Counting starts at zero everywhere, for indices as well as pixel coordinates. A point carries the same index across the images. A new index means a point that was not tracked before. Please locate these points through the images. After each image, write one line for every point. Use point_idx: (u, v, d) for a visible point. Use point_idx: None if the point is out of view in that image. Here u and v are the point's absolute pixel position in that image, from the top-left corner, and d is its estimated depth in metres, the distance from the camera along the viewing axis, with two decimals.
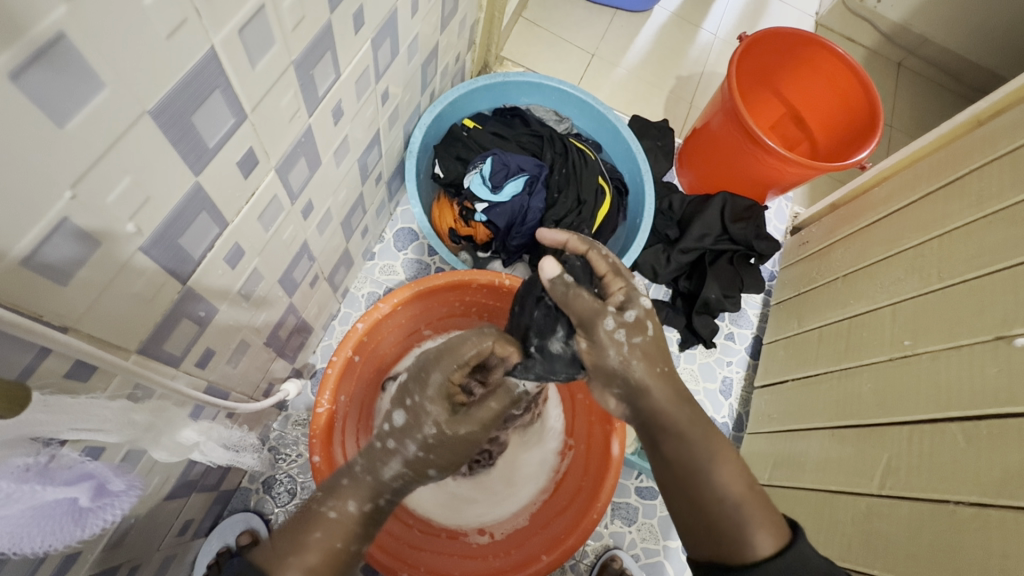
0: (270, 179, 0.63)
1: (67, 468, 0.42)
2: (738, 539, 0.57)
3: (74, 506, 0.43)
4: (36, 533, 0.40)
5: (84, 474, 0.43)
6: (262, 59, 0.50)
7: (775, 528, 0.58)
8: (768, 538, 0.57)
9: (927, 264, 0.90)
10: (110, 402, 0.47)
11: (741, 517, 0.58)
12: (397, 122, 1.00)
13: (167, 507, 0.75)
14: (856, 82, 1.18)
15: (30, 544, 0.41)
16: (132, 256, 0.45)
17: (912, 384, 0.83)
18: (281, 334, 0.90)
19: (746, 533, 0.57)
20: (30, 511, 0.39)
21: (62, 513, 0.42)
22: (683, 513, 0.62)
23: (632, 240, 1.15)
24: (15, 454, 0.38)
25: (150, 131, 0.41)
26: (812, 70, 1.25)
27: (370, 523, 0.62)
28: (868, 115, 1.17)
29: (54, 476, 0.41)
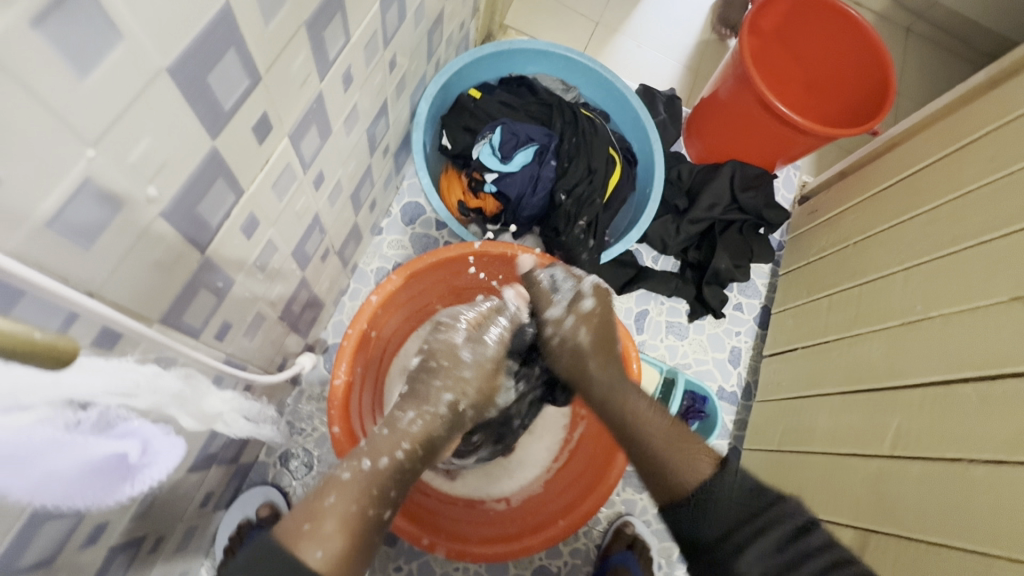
0: (283, 147, 0.61)
1: (113, 425, 0.42)
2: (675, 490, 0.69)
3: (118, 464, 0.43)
4: (88, 489, 0.41)
5: (129, 431, 0.44)
6: (275, 18, 0.48)
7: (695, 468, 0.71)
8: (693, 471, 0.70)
9: (941, 229, 0.90)
10: (139, 366, 0.47)
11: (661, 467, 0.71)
12: (404, 91, 0.98)
13: (190, 479, 0.76)
14: (832, 18, 1.19)
15: (82, 499, 0.42)
16: (152, 221, 0.45)
17: (926, 347, 0.84)
18: (294, 309, 0.90)
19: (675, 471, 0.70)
20: (81, 468, 0.40)
21: (112, 470, 0.43)
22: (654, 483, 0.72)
23: (642, 212, 1.14)
24: (61, 412, 0.37)
25: (167, 90, 0.40)
26: (787, 38, 1.26)
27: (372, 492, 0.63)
28: (862, 35, 1.16)
29: (100, 431, 0.41)
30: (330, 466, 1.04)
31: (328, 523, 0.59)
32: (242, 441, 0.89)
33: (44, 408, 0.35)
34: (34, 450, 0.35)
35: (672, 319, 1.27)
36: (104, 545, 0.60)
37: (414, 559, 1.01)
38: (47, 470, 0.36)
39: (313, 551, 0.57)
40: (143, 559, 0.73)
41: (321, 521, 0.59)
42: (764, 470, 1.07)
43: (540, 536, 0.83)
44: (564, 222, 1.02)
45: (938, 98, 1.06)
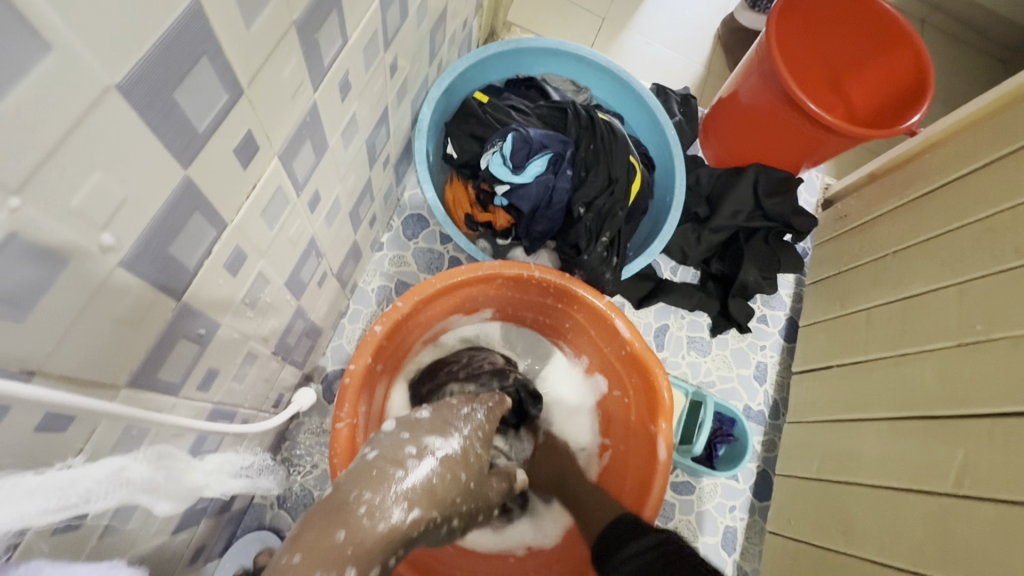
0: (272, 169, 0.53)
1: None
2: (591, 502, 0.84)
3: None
4: None
5: None
6: (259, 18, 0.40)
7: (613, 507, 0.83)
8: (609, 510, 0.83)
9: (999, 240, 0.82)
10: (87, 470, 0.39)
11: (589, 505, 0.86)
12: (405, 97, 0.89)
13: (175, 541, 0.68)
14: (830, 4, 1.12)
15: None
16: (111, 273, 0.36)
17: (990, 372, 0.76)
18: (289, 341, 0.81)
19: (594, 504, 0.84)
20: None
21: None
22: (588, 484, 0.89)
23: (663, 222, 1.06)
24: None
25: (121, 112, 0.31)
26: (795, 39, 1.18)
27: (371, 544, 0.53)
28: (865, 9, 1.10)
29: None
30: None
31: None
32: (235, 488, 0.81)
33: None
34: None
35: (694, 335, 1.19)
36: None
37: None
38: None
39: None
40: None
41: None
42: (801, 498, 1.00)
43: None
44: (585, 237, 0.93)
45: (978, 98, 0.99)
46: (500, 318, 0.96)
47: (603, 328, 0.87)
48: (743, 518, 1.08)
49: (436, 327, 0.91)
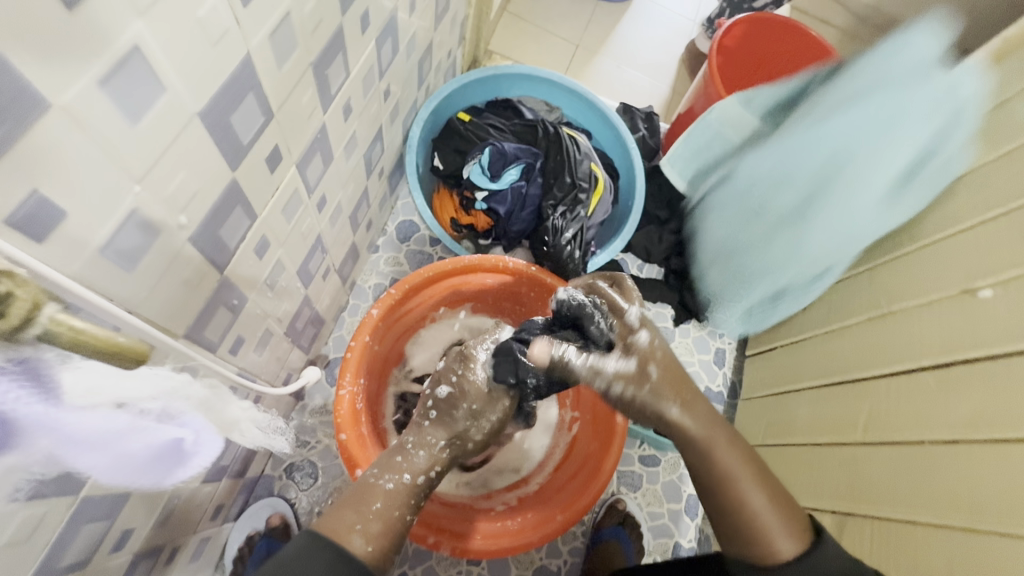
0: (291, 174, 0.67)
1: (177, 421, 0.49)
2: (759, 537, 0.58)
3: (174, 449, 0.50)
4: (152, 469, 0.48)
5: (189, 426, 0.51)
6: (287, 61, 0.55)
7: (798, 531, 0.58)
8: (791, 539, 0.57)
9: (899, 230, 0.97)
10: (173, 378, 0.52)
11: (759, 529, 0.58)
12: (397, 117, 1.05)
13: (203, 490, 0.80)
14: (751, 23, 1.30)
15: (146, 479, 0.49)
16: (183, 245, 0.50)
17: (890, 338, 0.90)
18: (298, 325, 0.95)
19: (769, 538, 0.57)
20: (148, 451, 0.47)
21: (169, 456, 0.49)
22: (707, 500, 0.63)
23: (624, 223, 1.21)
24: (137, 403, 0.44)
25: (199, 130, 0.45)
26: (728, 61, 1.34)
27: (384, 474, 0.64)
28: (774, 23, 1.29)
29: (168, 421, 0.48)
30: (335, 477, 1.08)
31: (374, 526, 0.58)
32: (251, 453, 0.93)
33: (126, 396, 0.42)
34: (105, 436, 0.42)
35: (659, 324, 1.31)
36: (129, 551, 0.64)
37: (418, 564, 1.05)
38: (127, 448, 0.44)
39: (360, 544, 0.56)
40: (159, 569, 0.76)
41: (367, 523, 0.58)
42: None
43: (543, 531, 0.86)
44: (551, 235, 1.06)
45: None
46: (479, 313, 1.10)
47: None
48: None
49: (425, 318, 1.05)
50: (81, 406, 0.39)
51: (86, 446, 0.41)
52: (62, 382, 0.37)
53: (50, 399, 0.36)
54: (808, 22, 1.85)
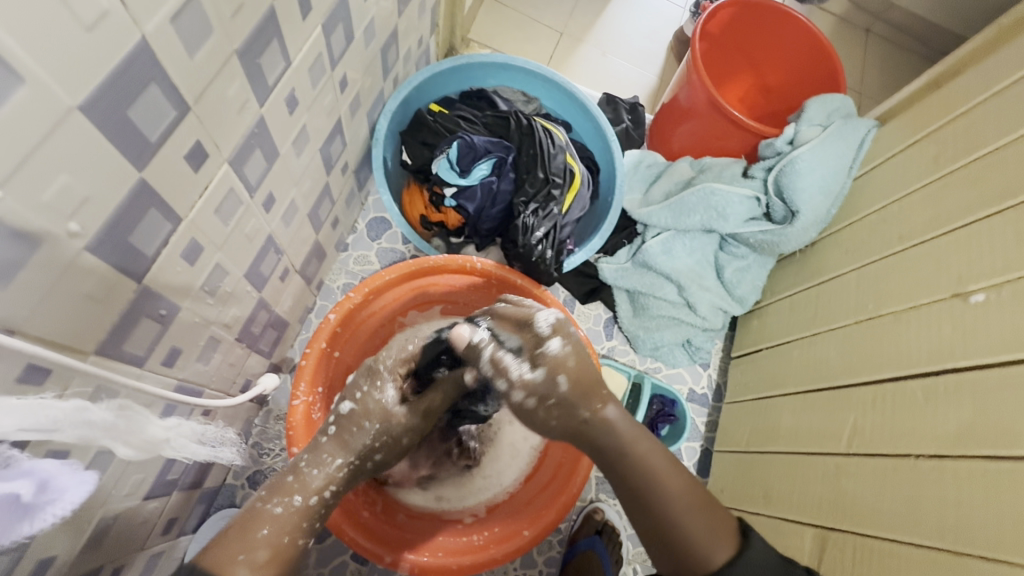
0: (223, 172, 0.62)
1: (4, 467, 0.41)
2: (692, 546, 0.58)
3: (14, 506, 0.41)
4: None
5: (24, 471, 0.43)
6: (200, 49, 0.49)
7: (727, 531, 0.59)
8: (724, 544, 0.58)
9: (889, 229, 0.92)
10: (59, 403, 0.47)
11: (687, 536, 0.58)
12: (360, 109, 0.99)
13: (148, 507, 0.76)
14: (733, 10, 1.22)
15: None
16: (78, 255, 0.45)
17: (877, 344, 0.85)
18: (254, 330, 0.90)
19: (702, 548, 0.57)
20: None
21: (6, 512, 0.41)
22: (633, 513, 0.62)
23: (602, 220, 1.16)
24: None
25: (83, 127, 0.40)
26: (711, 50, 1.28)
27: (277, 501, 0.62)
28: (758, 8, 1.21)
29: None
30: None
31: (260, 554, 0.57)
32: (205, 464, 0.89)
33: None
34: None
35: None
36: None
37: None
38: None
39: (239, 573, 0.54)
40: None
41: (253, 550, 0.57)
42: (732, 470, 1.08)
43: (503, 548, 0.82)
44: (521, 233, 0.99)
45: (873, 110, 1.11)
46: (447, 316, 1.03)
47: None
48: None
49: (391, 323, 0.98)
50: None
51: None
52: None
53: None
54: (804, 7, 1.77)
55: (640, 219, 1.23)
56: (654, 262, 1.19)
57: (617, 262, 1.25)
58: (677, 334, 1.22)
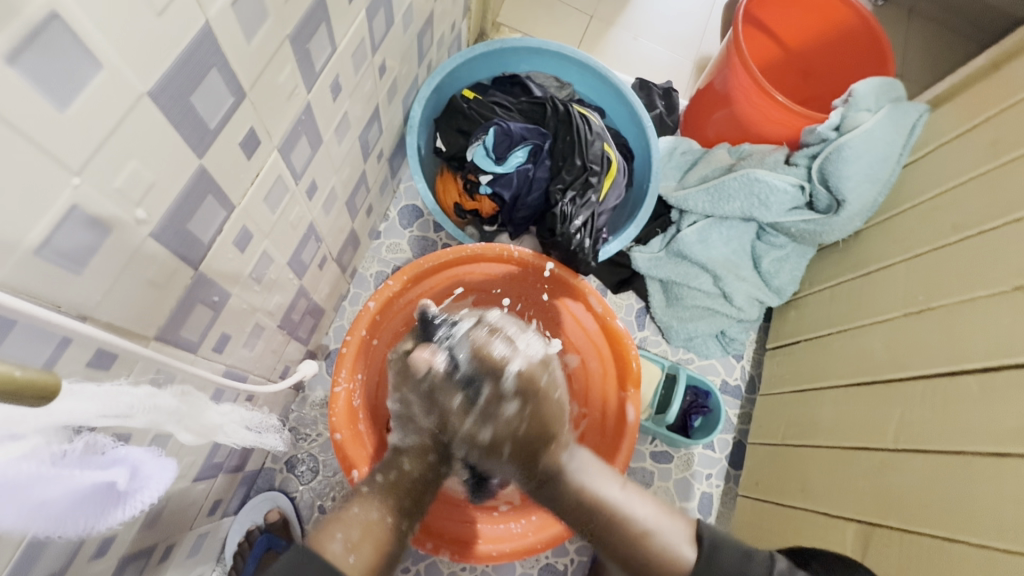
0: (273, 160, 0.62)
1: (100, 454, 0.43)
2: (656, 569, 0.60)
3: (109, 489, 0.43)
4: (80, 517, 0.41)
5: (118, 459, 0.44)
6: (257, 34, 0.49)
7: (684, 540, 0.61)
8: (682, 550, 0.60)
9: (942, 218, 0.89)
10: (133, 387, 0.48)
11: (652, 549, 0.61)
12: (396, 96, 0.98)
13: (196, 489, 0.78)
14: None
15: (72, 529, 0.41)
16: (143, 242, 0.45)
17: (928, 337, 0.83)
18: (293, 318, 0.91)
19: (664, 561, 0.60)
20: (70, 498, 0.39)
21: (102, 497, 0.42)
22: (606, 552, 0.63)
23: (637, 209, 1.14)
24: (47, 442, 0.37)
25: (151, 113, 0.40)
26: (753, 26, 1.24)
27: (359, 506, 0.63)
28: None
29: (89, 460, 0.41)
30: (336, 471, 1.05)
31: (354, 532, 0.61)
32: (247, 448, 0.90)
33: (33, 438, 0.35)
34: (22, 481, 0.35)
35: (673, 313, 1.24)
36: (112, 557, 0.61)
37: (420, 560, 1.03)
38: (34, 501, 0.37)
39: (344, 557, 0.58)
40: (153, 569, 0.74)
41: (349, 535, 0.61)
42: (767, 463, 1.07)
43: (546, 535, 0.82)
44: (560, 222, 0.99)
45: (923, 95, 1.07)
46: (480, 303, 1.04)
47: (578, 303, 0.96)
48: (719, 484, 1.15)
49: None
50: None
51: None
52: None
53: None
54: None
55: (675, 204, 1.20)
56: (690, 252, 1.17)
57: (650, 252, 1.22)
58: (711, 325, 1.20)
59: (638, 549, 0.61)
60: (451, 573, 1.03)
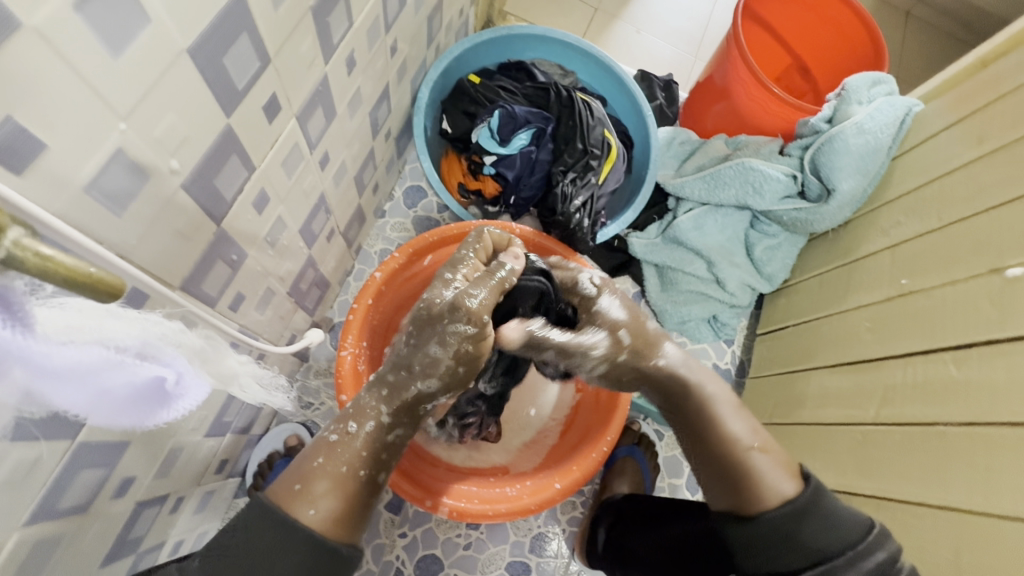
0: (291, 127, 0.65)
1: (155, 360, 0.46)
2: (750, 483, 0.63)
3: (159, 389, 0.46)
4: (138, 409, 0.46)
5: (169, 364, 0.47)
6: (283, 2, 0.52)
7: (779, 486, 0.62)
8: (787, 482, 0.62)
9: (928, 207, 0.93)
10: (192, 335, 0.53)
11: (748, 474, 0.63)
12: (405, 76, 1.01)
13: (207, 444, 0.81)
14: None
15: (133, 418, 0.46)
16: (175, 192, 0.49)
17: (911, 320, 0.87)
18: (301, 286, 0.94)
19: (762, 483, 0.62)
20: (129, 389, 0.43)
21: (156, 393, 0.46)
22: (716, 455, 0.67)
23: (634, 194, 1.18)
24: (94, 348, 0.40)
25: (189, 69, 0.43)
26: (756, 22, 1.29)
27: (342, 461, 0.61)
28: None
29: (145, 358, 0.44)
30: None
31: (318, 484, 0.59)
32: (255, 410, 0.94)
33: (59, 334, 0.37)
34: (87, 368, 0.39)
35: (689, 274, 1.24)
36: (131, 498, 0.65)
37: (417, 525, 1.07)
38: (107, 384, 0.41)
39: (304, 509, 0.56)
40: (166, 518, 0.77)
41: (309, 483, 0.58)
42: None
43: (537, 497, 0.86)
44: (561, 202, 1.02)
45: (915, 91, 1.10)
46: None
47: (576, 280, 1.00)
48: None
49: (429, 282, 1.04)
50: (54, 338, 0.36)
51: (61, 379, 0.38)
52: (34, 314, 0.35)
53: (26, 328, 0.34)
54: None
55: (672, 191, 1.24)
56: (685, 238, 1.22)
57: (647, 237, 1.26)
58: (704, 310, 1.24)
59: (741, 467, 0.64)
60: (447, 539, 1.07)
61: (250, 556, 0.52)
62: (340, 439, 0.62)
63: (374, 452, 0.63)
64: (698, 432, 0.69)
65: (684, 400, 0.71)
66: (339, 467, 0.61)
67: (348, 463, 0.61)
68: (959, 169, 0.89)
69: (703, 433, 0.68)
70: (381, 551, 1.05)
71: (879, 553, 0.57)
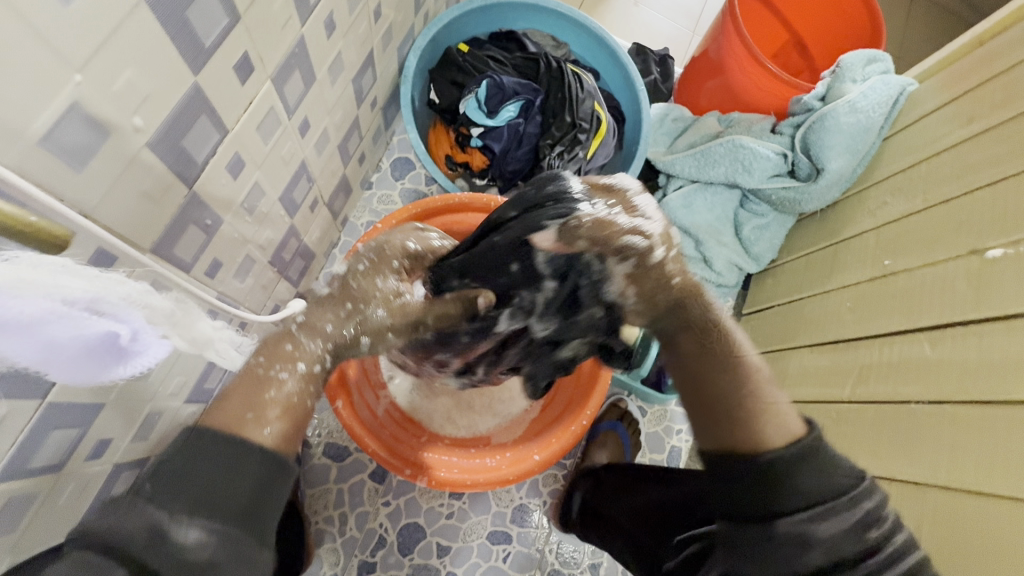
0: (266, 89, 0.64)
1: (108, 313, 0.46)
2: (753, 417, 0.57)
3: (113, 342, 0.47)
4: (91, 365, 0.46)
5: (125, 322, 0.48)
6: None
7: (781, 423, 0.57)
8: (794, 420, 0.57)
9: (915, 187, 0.92)
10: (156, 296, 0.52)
11: (756, 407, 0.57)
12: (391, 43, 0.99)
13: (188, 410, 0.81)
14: None
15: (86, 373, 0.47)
16: (140, 151, 0.48)
17: (892, 300, 0.87)
18: (284, 256, 0.93)
19: (765, 420, 0.57)
20: (82, 344, 0.44)
21: (108, 348, 0.47)
22: (720, 381, 0.60)
23: (623, 171, 1.17)
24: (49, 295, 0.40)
25: (148, 21, 0.42)
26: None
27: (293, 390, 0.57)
28: None
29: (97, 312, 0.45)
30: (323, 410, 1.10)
31: (270, 411, 0.55)
32: None
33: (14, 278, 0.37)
34: (38, 317, 0.39)
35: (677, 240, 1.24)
36: (109, 461, 0.65)
37: (400, 495, 1.09)
38: (62, 337, 0.42)
39: (258, 430, 0.53)
40: None
41: (262, 410, 0.54)
42: None
43: (517, 469, 0.87)
44: None
45: (911, 70, 1.09)
46: None
47: None
48: (687, 440, 1.21)
49: None
50: (8, 289, 0.37)
51: (10, 330, 0.38)
52: None
53: None
54: None
55: (662, 168, 1.23)
56: (674, 216, 1.21)
57: None
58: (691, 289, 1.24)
59: (751, 400, 0.58)
60: (429, 508, 1.09)
61: (191, 480, 0.47)
62: (290, 373, 0.58)
63: (314, 383, 0.60)
64: (705, 356, 0.62)
65: (707, 336, 0.63)
66: (289, 396, 0.57)
67: (303, 393, 0.58)
68: (948, 149, 0.88)
69: (716, 362, 0.61)
70: (364, 519, 1.07)
71: (866, 503, 0.53)
